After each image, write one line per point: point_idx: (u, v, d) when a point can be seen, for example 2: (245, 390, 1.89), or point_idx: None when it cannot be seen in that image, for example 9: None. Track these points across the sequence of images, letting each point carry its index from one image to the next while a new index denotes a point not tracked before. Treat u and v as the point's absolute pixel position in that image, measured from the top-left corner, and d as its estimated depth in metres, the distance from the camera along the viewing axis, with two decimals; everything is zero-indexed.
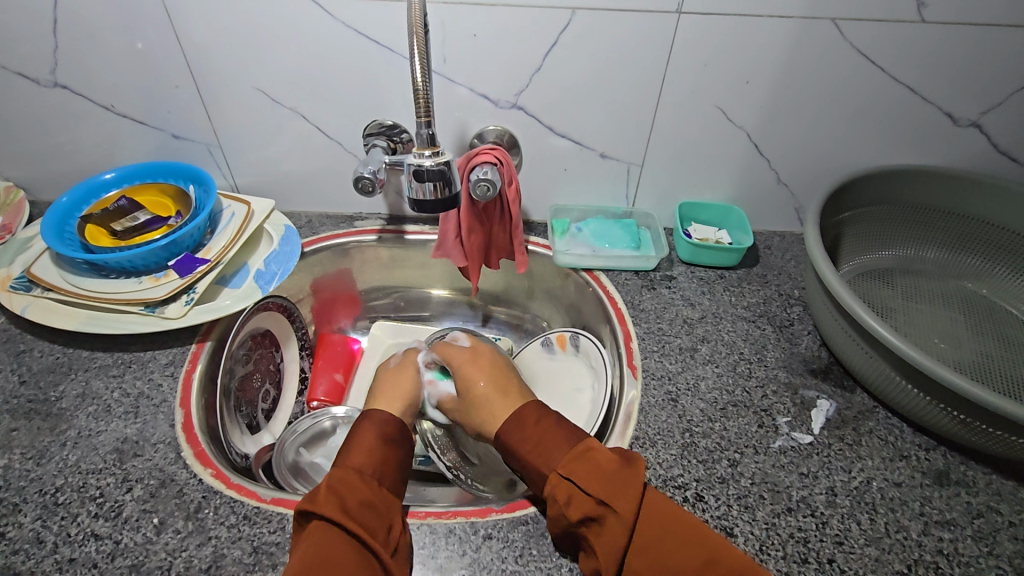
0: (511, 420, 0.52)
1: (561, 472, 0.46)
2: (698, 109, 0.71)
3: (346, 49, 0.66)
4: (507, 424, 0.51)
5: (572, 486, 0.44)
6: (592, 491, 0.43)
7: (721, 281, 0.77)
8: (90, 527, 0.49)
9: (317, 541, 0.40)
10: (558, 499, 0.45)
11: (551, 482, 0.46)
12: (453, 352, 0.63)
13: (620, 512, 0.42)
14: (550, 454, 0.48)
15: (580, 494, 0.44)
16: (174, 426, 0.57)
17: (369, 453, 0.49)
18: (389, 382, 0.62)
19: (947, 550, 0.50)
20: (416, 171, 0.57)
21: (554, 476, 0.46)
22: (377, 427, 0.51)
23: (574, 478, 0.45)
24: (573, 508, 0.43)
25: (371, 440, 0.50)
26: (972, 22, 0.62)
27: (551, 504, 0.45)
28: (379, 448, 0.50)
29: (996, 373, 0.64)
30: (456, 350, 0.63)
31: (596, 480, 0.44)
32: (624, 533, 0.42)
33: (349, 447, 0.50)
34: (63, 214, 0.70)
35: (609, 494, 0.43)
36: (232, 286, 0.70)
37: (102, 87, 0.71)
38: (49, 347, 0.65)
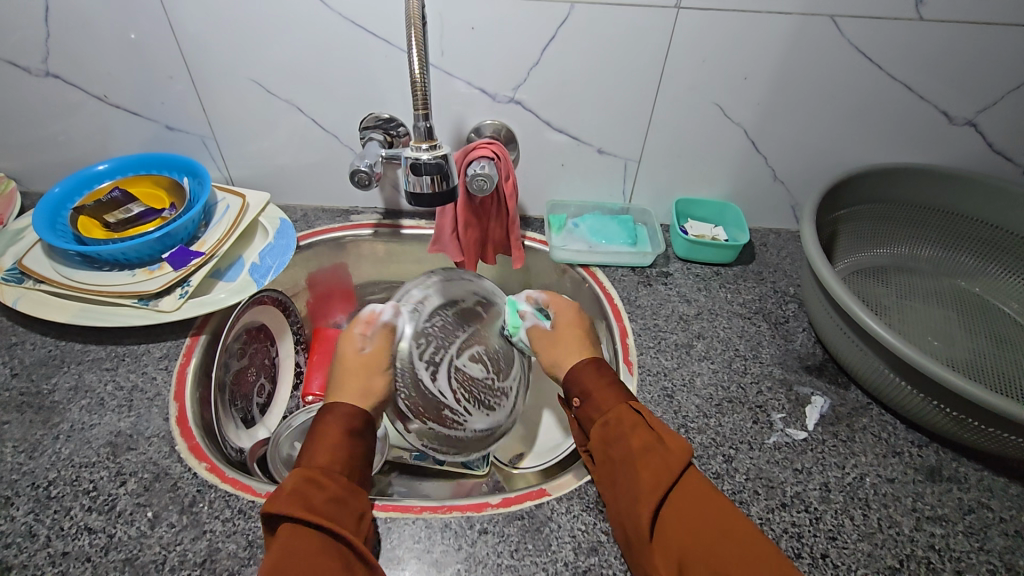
0: (592, 364, 0.53)
1: (629, 406, 0.49)
2: (696, 105, 0.71)
3: (343, 41, 0.66)
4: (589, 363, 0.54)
5: (639, 420, 0.47)
6: (655, 425, 0.47)
7: (718, 277, 0.77)
8: (83, 521, 0.49)
9: (283, 544, 0.40)
10: (620, 426, 0.47)
11: (618, 411, 0.48)
12: (561, 302, 0.63)
13: (676, 450, 0.44)
14: (614, 395, 0.50)
15: (642, 426, 0.47)
16: (168, 419, 0.57)
17: (336, 445, 0.47)
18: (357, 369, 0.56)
19: (939, 545, 0.50)
20: (414, 165, 0.57)
21: (621, 407, 0.49)
22: (344, 415, 0.49)
23: (643, 413, 0.48)
24: (634, 436, 0.46)
25: (335, 427, 0.48)
26: (970, 21, 0.62)
27: (613, 429, 0.47)
28: (346, 438, 0.48)
29: (989, 371, 0.64)
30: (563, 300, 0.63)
31: (660, 424, 0.47)
32: (678, 466, 0.43)
33: (312, 437, 0.48)
34: (55, 205, 0.69)
35: (667, 433, 0.46)
36: (227, 279, 0.70)
37: (95, 77, 0.70)
38: (41, 340, 0.64)
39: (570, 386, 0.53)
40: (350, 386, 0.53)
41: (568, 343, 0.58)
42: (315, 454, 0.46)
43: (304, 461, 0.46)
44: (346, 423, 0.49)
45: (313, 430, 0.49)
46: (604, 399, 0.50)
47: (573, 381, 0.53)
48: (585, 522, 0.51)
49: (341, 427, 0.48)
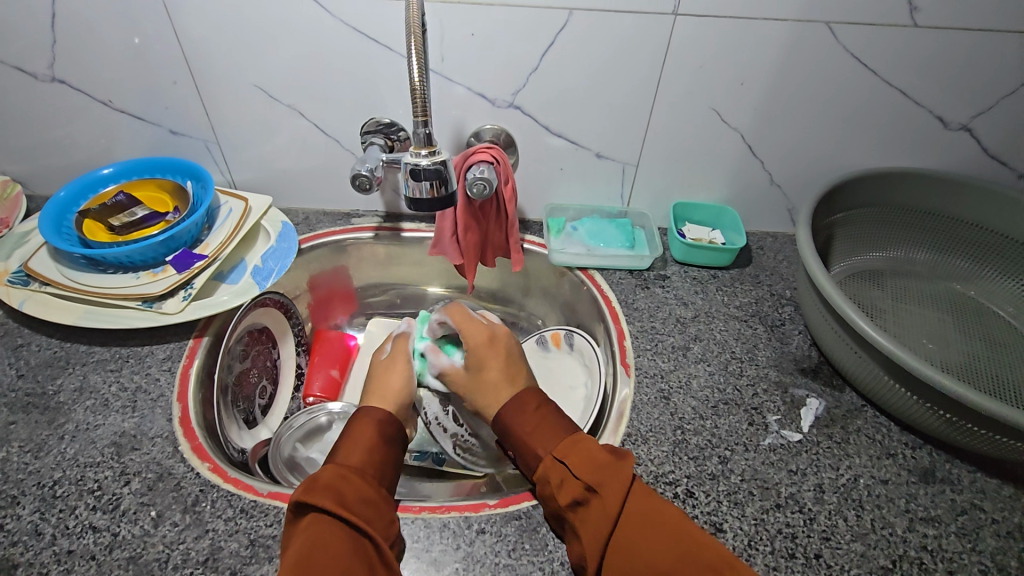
0: (512, 405, 0.54)
1: (554, 456, 0.48)
2: (693, 110, 0.71)
3: (344, 48, 0.67)
4: (510, 404, 0.54)
5: (565, 472, 0.47)
6: (579, 472, 0.46)
7: (715, 280, 0.77)
8: (88, 520, 0.50)
9: (312, 531, 0.41)
10: (548, 481, 0.47)
11: (545, 464, 0.48)
12: (469, 326, 0.63)
13: (608, 497, 0.44)
14: (543, 442, 0.50)
15: (569, 478, 0.46)
16: (171, 420, 0.58)
17: (365, 450, 0.50)
18: (382, 377, 0.62)
19: (931, 546, 0.51)
20: (413, 170, 0.58)
21: (547, 458, 0.49)
22: (373, 423, 0.53)
23: (566, 460, 0.47)
24: (562, 493, 0.46)
25: (366, 432, 0.52)
26: (964, 27, 0.63)
27: (543, 485, 0.48)
28: (373, 443, 0.51)
29: (983, 374, 0.65)
30: (472, 323, 0.63)
31: (588, 464, 0.46)
32: (608, 519, 0.43)
33: (343, 439, 0.51)
34: (61, 208, 0.70)
35: (597, 480, 0.45)
36: (230, 282, 0.71)
37: (101, 82, 0.71)
38: (47, 341, 0.65)
39: (500, 435, 0.54)
40: (380, 390, 0.61)
41: (490, 379, 0.58)
42: (346, 454, 0.49)
43: (335, 461, 0.48)
44: (375, 430, 0.52)
45: (341, 439, 0.51)
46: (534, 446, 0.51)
47: (503, 431, 0.53)
48: None
49: (370, 434, 0.52)
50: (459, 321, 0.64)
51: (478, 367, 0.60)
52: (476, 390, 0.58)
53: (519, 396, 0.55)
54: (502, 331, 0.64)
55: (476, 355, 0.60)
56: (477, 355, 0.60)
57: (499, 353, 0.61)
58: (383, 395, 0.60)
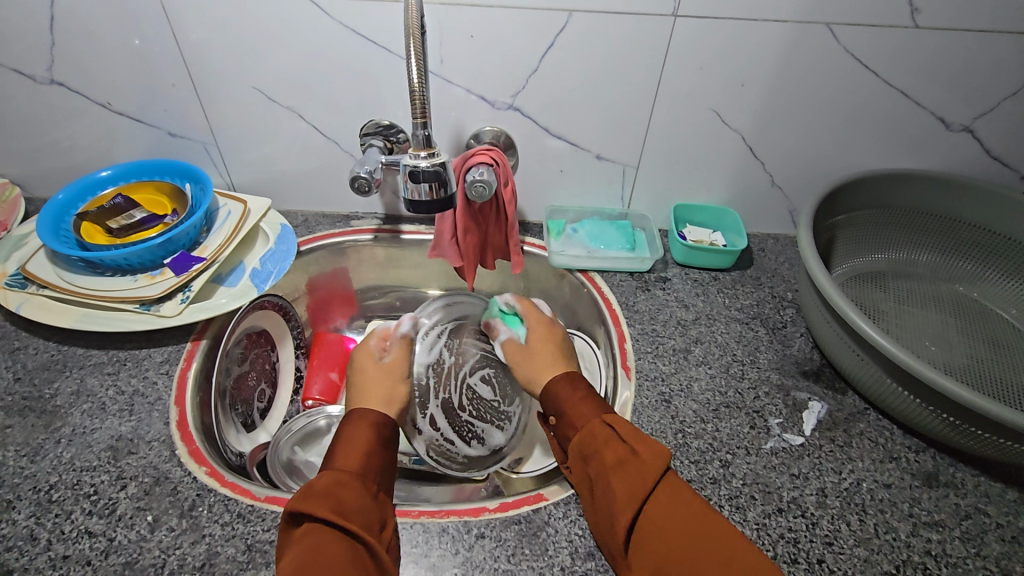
0: (562, 382, 0.56)
1: (602, 420, 0.50)
2: (694, 112, 0.71)
3: (344, 50, 0.66)
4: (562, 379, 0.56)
5: (612, 433, 0.48)
6: (626, 437, 0.47)
7: (715, 282, 0.77)
8: (84, 525, 0.49)
9: (308, 541, 0.40)
10: (596, 439, 0.48)
11: (592, 425, 0.50)
12: (534, 313, 0.66)
13: (648, 460, 0.44)
14: (591, 409, 0.52)
15: (616, 439, 0.48)
16: (169, 424, 0.58)
17: (361, 452, 0.49)
18: (376, 382, 0.58)
19: (936, 551, 0.50)
20: (412, 172, 0.57)
21: (594, 420, 0.50)
22: (368, 426, 0.52)
23: (615, 425, 0.49)
24: (606, 450, 0.47)
25: (361, 434, 0.51)
26: (967, 28, 0.62)
27: (587, 442, 0.49)
28: (368, 445, 0.50)
29: (986, 377, 0.64)
30: (537, 313, 0.66)
31: (633, 433, 0.47)
32: (649, 479, 0.43)
33: (339, 443, 0.50)
34: (59, 210, 0.70)
35: (640, 444, 0.46)
36: (228, 284, 0.70)
37: (100, 84, 0.71)
38: (44, 344, 0.65)
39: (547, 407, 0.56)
40: (375, 397, 0.56)
41: (542, 358, 0.61)
42: (342, 458, 0.48)
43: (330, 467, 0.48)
44: (369, 433, 0.51)
45: (336, 441, 0.51)
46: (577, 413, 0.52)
47: (550, 400, 0.56)
48: (582, 527, 0.51)
49: (364, 435, 0.51)
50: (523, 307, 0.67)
51: (534, 345, 0.63)
52: (527, 363, 0.62)
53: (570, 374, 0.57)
54: (558, 326, 0.66)
55: (535, 339, 0.63)
56: (535, 336, 0.63)
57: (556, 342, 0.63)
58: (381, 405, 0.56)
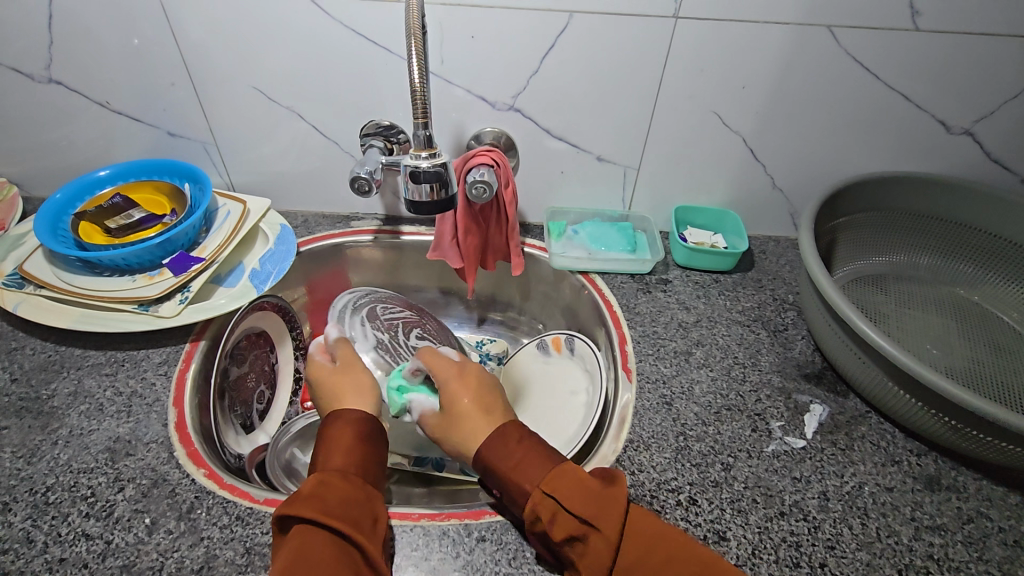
0: (495, 443, 0.48)
1: (542, 490, 0.44)
2: (695, 114, 0.71)
3: (344, 51, 0.66)
4: (491, 441, 0.48)
5: (556, 505, 0.43)
6: (574, 510, 0.43)
7: (717, 285, 0.77)
8: (81, 527, 0.49)
9: (299, 545, 0.40)
10: (541, 518, 0.44)
11: (533, 500, 0.44)
12: (440, 361, 0.56)
13: (607, 532, 0.42)
14: (530, 475, 0.45)
15: (562, 513, 0.43)
16: (167, 425, 0.57)
17: (347, 450, 0.48)
18: (338, 380, 0.56)
19: (938, 555, 0.50)
20: (413, 173, 0.57)
21: (536, 493, 0.44)
22: (352, 424, 0.50)
23: (558, 497, 0.43)
24: (558, 528, 0.43)
25: (346, 432, 0.50)
26: (968, 31, 0.62)
27: (534, 519, 0.44)
28: (355, 442, 0.49)
29: (987, 380, 0.64)
30: (443, 359, 0.56)
31: (582, 501, 0.43)
32: (609, 554, 0.42)
33: (325, 442, 0.49)
34: (57, 210, 0.69)
35: (594, 514, 0.42)
36: (227, 285, 0.70)
37: (99, 83, 0.70)
38: (42, 345, 0.64)
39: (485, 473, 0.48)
40: (348, 394, 0.55)
41: (467, 416, 0.52)
42: (328, 459, 0.47)
43: (319, 467, 0.47)
44: (354, 430, 0.50)
45: (320, 442, 0.49)
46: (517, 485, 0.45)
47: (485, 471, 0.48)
48: None
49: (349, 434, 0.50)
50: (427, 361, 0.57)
51: (451, 404, 0.53)
52: (454, 430, 0.52)
53: (499, 435, 0.48)
54: (472, 366, 0.57)
55: (448, 395, 0.54)
56: (451, 395, 0.53)
57: (472, 386, 0.54)
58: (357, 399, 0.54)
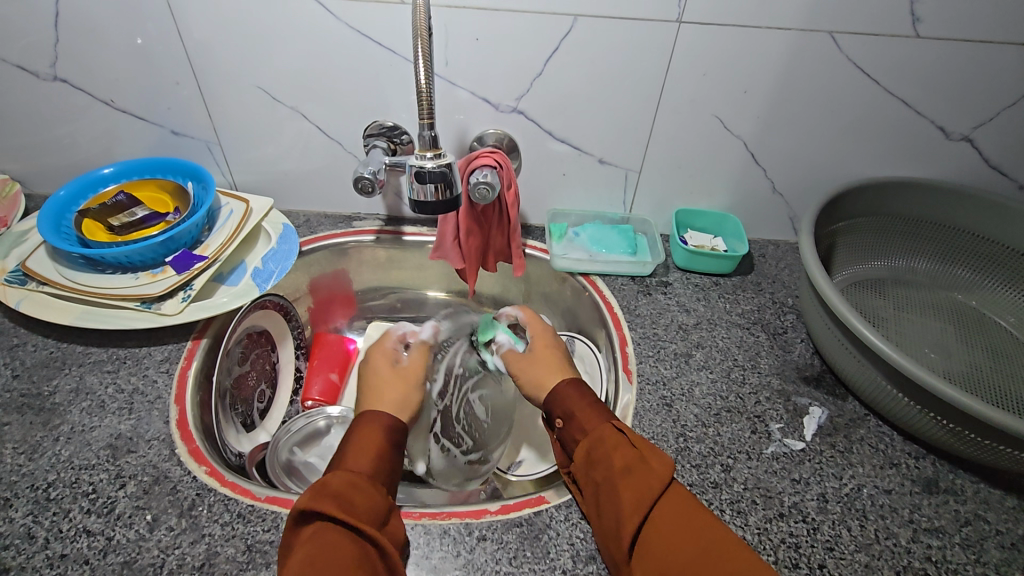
0: (571, 388, 0.54)
1: (614, 426, 0.50)
2: (696, 117, 0.72)
3: (350, 52, 0.67)
4: (566, 386, 0.55)
5: (623, 440, 0.48)
6: (637, 443, 0.47)
7: (717, 288, 0.77)
8: (82, 523, 0.49)
9: (316, 541, 0.40)
10: (605, 445, 0.48)
11: (603, 431, 0.49)
12: (536, 322, 0.66)
13: (657, 468, 0.45)
14: (600, 416, 0.51)
15: (626, 444, 0.47)
16: (168, 422, 0.57)
17: (371, 451, 0.49)
18: (381, 384, 0.57)
19: (936, 557, 0.51)
20: (418, 172, 0.57)
21: (606, 427, 0.50)
22: (381, 430, 0.51)
23: (627, 432, 0.49)
24: (616, 455, 0.47)
25: (372, 434, 0.50)
26: (967, 39, 0.63)
27: (595, 449, 0.48)
28: (380, 445, 0.50)
29: (985, 384, 0.65)
30: (539, 322, 0.66)
31: (644, 441, 0.48)
32: (656, 486, 0.44)
33: (348, 445, 0.50)
34: (60, 207, 0.69)
35: (652, 452, 0.46)
36: (229, 283, 0.70)
37: (104, 81, 0.71)
38: (43, 341, 0.64)
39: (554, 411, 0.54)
40: (386, 399, 0.55)
41: (547, 366, 0.59)
42: (353, 460, 0.48)
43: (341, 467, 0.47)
44: (378, 434, 0.51)
45: (345, 443, 0.50)
46: (587, 420, 0.51)
47: (557, 406, 0.54)
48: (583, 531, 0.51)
49: (375, 438, 0.50)
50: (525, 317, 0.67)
51: (538, 354, 0.61)
52: (532, 369, 0.59)
53: (577, 381, 0.56)
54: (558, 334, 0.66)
55: (537, 344, 0.62)
56: (538, 344, 0.62)
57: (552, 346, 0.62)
58: (393, 406, 0.54)
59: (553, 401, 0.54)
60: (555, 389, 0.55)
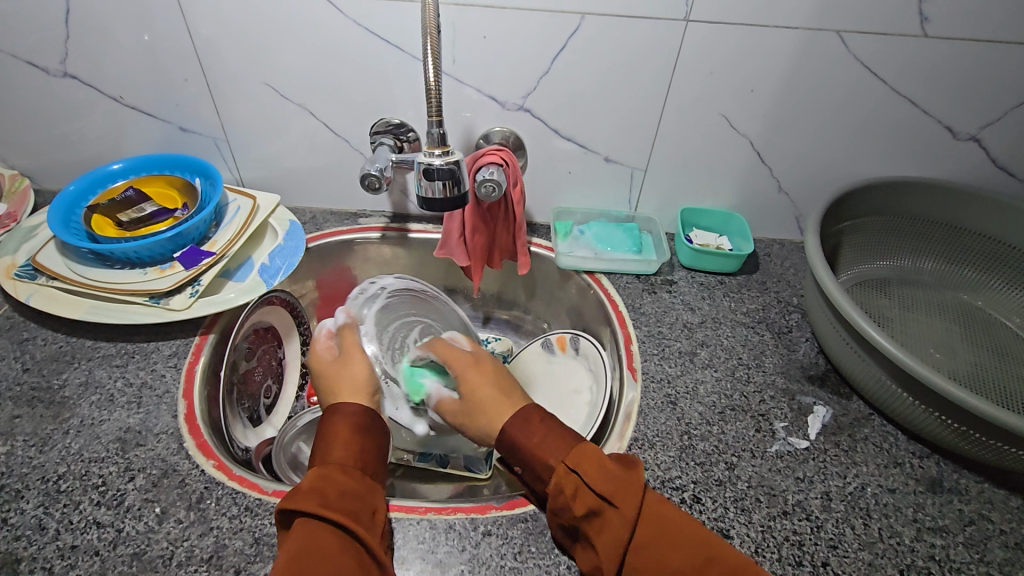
0: (513, 424, 0.49)
1: (567, 464, 0.45)
2: (702, 116, 0.72)
3: (357, 50, 0.67)
4: (512, 419, 0.50)
5: (578, 480, 0.44)
6: (599, 479, 0.43)
7: (722, 286, 0.77)
8: (92, 515, 0.50)
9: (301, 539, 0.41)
10: (563, 492, 0.44)
11: (557, 475, 0.45)
12: (453, 352, 0.58)
13: (625, 509, 0.42)
14: (554, 450, 0.47)
15: (585, 487, 0.44)
16: (177, 416, 0.58)
17: (345, 443, 0.49)
18: (336, 376, 0.56)
19: (940, 556, 0.51)
20: (426, 170, 0.58)
21: (566, 460, 0.46)
22: (351, 420, 0.51)
23: (582, 466, 0.44)
24: (578, 503, 0.44)
25: (344, 427, 0.50)
26: (975, 39, 0.63)
27: (555, 496, 0.45)
28: (355, 435, 0.50)
29: (990, 384, 0.65)
30: (455, 350, 0.58)
31: (602, 475, 0.44)
32: (631, 524, 0.42)
33: (323, 436, 0.50)
34: (70, 202, 0.70)
35: (612, 491, 0.43)
36: (237, 279, 0.70)
37: (113, 78, 0.71)
38: (53, 335, 0.65)
39: (505, 448, 0.50)
40: (342, 390, 0.55)
41: (486, 398, 0.53)
42: (328, 453, 0.48)
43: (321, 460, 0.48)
44: (353, 424, 0.51)
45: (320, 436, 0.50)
46: (538, 453, 0.47)
47: (500, 437, 0.51)
48: None
49: (347, 429, 0.50)
50: (440, 334, 0.62)
51: (471, 393, 0.54)
52: (471, 414, 0.53)
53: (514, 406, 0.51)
54: (485, 355, 0.58)
55: (465, 379, 0.55)
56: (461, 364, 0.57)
57: (486, 374, 0.55)
58: (351, 393, 0.54)
59: (501, 446, 0.50)
60: (492, 416, 0.52)
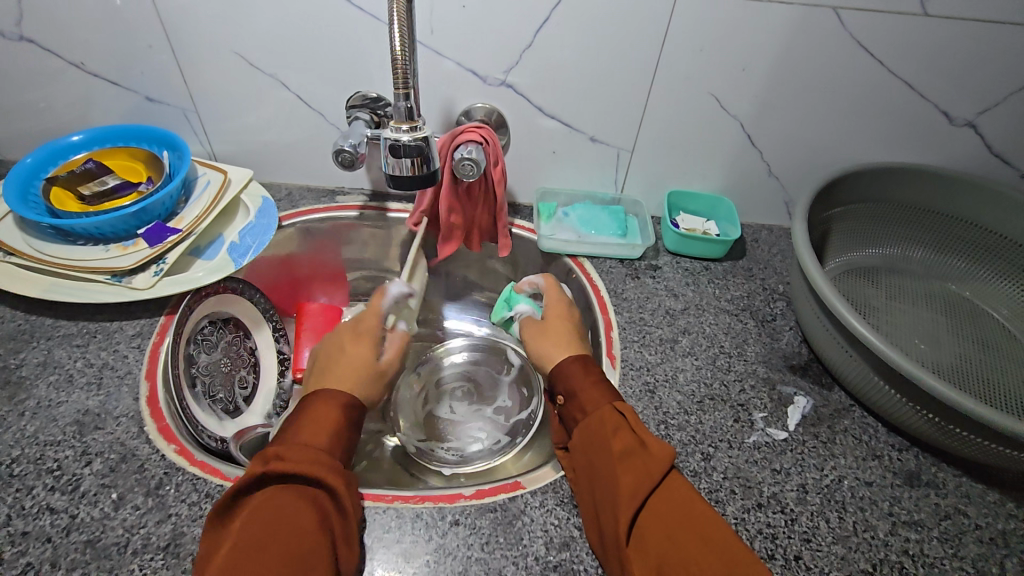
0: (575, 364, 0.54)
1: (613, 407, 0.49)
2: (691, 95, 0.69)
3: (331, 18, 0.64)
4: (576, 359, 0.55)
5: (623, 424, 0.48)
6: (637, 429, 0.47)
7: (706, 272, 0.76)
8: (45, 501, 0.48)
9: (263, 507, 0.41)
10: (606, 425, 0.48)
11: (602, 411, 0.49)
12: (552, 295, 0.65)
13: (659, 457, 0.45)
14: (603, 395, 0.51)
15: (625, 429, 0.47)
16: (138, 399, 0.56)
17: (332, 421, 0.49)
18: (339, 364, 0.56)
19: (913, 550, 0.50)
20: (393, 146, 0.55)
21: (606, 408, 0.49)
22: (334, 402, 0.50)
23: (626, 416, 0.49)
24: (616, 440, 0.47)
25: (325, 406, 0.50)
26: (975, 18, 0.60)
27: (596, 427, 0.48)
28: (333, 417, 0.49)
29: (974, 377, 0.64)
30: (553, 296, 0.65)
31: (643, 427, 0.47)
32: (659, 473, 0.44)
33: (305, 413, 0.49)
34: (27, 175, 0.67)
35: (651, 440, 0.46)
36: (206, 258, 0.68)
37: (73, 42, 0.67)
38: (11, 313, 0.62)
39: (558, 383, 0.54)
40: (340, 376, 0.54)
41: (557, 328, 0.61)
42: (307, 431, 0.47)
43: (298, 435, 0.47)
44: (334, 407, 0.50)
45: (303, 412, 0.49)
46: (590, 399, 0.51)
47: (560, 377, 0.54)
48: (558, 517, 0.50)
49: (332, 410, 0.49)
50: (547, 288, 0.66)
51: (551, 321, 0.62)
52: (542, 337, 0.60)
53: (581, 357, 0.55)
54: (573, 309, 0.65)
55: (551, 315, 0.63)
56: (551, 314, 0.63)
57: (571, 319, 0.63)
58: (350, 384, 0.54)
59: (557, 372, 0.55)
60: (559, 364, 0.55)
